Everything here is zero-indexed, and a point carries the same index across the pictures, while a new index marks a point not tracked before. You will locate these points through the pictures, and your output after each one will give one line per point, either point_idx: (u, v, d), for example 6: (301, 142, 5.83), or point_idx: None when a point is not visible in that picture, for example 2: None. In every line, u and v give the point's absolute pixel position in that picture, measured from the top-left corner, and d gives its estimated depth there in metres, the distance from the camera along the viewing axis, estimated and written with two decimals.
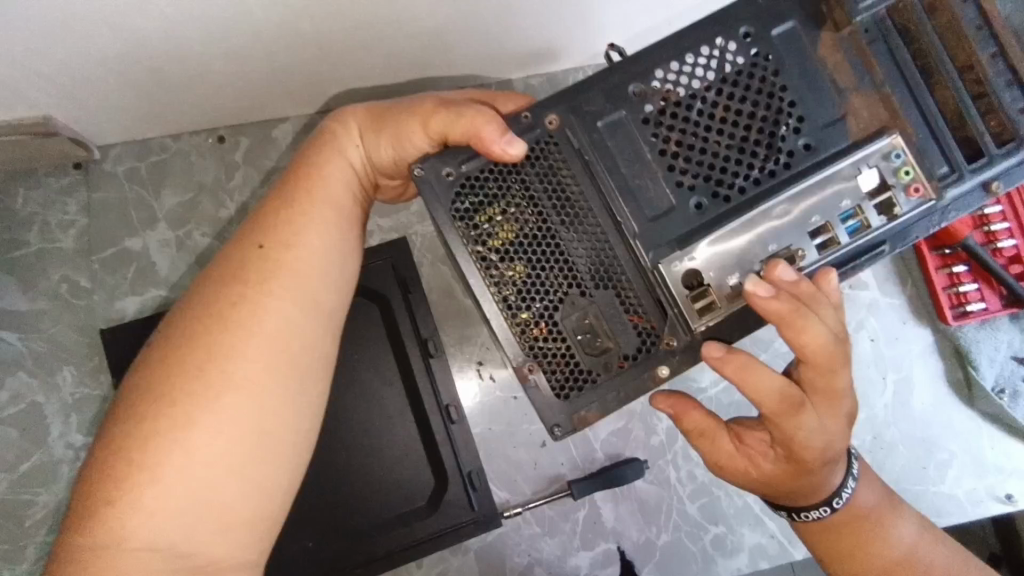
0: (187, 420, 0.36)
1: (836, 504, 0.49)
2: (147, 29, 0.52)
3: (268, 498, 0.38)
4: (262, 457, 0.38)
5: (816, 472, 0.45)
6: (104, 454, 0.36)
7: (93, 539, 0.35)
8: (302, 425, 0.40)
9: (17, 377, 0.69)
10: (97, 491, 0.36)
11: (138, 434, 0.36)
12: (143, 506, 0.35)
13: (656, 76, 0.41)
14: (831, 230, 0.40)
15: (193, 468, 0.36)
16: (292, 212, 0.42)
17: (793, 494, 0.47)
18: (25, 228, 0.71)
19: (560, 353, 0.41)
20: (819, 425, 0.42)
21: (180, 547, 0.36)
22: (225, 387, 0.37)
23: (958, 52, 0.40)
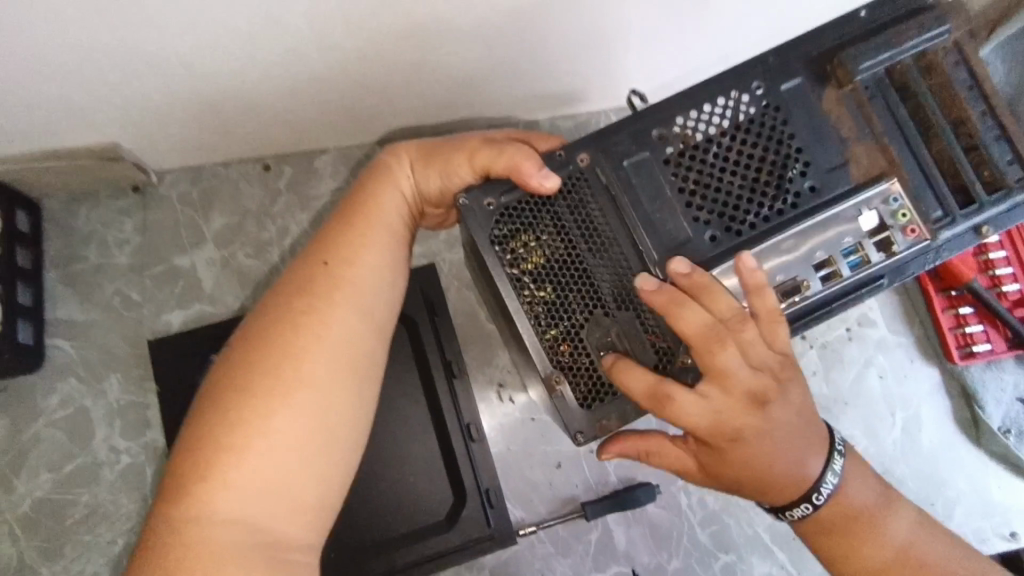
0: (266, 409, 0.41)
1: (819, 500, 0.44)
2: (217, 70, 0.58)
3: (332, 484, 0.42)
4: (331, 445, 0.42)
5: (765, 462, 0.43)
6: (189, 440, 0.41)
7: (180, 515, 0.39)
8: (360, 421, 0.44)
9: (67, 382, 0.74)
10: (184, 472, 0.40)
11: (225, 422, 0.40)
12: (228, 484, 0.39)
13: (677, 122, 0.46)
14: (834, 264, 0.44)
15: (272, 452, 0.40)
16: (353, 235, 0.48)
17: (767, 494, 0.44)
18: (84, 243, 0.77)
19: (585, 367, 0.45)
20: (704, 403, 0.43)
21: (258, 524, 0.40)
22: (299, 382, 0.42)
23: (952, 108, 0.44)
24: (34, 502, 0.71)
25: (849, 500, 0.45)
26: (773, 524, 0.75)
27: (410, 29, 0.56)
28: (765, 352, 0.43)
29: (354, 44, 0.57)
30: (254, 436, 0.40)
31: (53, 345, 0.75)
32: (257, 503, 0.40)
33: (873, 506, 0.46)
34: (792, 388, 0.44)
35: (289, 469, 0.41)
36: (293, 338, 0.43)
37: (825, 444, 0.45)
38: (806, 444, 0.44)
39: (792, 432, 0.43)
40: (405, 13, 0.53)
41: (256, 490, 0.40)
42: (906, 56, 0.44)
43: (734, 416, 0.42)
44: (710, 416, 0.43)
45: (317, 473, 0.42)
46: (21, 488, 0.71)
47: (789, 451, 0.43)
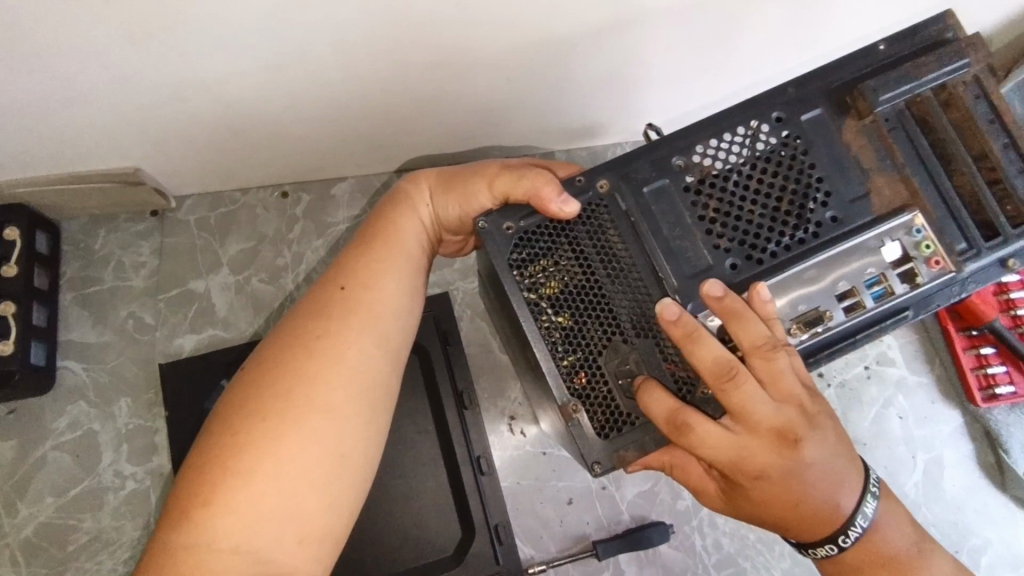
0: (276, 433, 0.40)
1: (846, 543, 0.42)
2: (241, 97, 0.59)
3: (339, 515, 0.41)
4: (339, 472, 0.41)
5: (790, 500, 0.41)
6: (196, 462, 0.40)
7: (181, 541, 0.38)
8: (371, 451, 0.43)
9: (77, 405, 0.74)
10: (188, 496, 0.39)
11: (234, 443, 0.40)
12: (232, 511, 0.38)
13: (697, 151, 0.46)
14: (857, 295, 0.43)
15: (278, 478, 0.39)
16: (372, 260, 0.48)
17: (792, 529, 0.43)
18: (101, 266, 0.78)
19: (602, 395, 0.44)
20: (725, 436, 0.41)
21: (259, 555, 0.38)
22: (311, 406, 0.41)
23: (974, 142, 0.44)
24: (35, 526, 0.70)
25: (881, 545, 0.43)
26: (792, 569, 0.72)
27: (432, 61, 0.57)
28: (797, 381, 0.42)
29: (376, 74, 0.58)
30: (262, 461, 0.39)
31: (64, 367, 0.75)
32: (260, 532, 0.38)
33: (905, 555, 0.43)
34: (825, 423, 0.42)
35: (296, 498, 0.39)
36: (307, 361, 0.43)
37: (859, 484, 0.43)
38: (837, 483, 0.42)
39: (823, 471, 0.41)
40: (428, 45, 0.54)
41: (260, 518, 0.38)
42: (926, 89, 0.44)
43: (758, 453, 0.41)
44: (732, 451, 0.41)
45: (324, 503, 0.40)
46: (24, 512, 0.70)
47: (820, 489, 0.41)
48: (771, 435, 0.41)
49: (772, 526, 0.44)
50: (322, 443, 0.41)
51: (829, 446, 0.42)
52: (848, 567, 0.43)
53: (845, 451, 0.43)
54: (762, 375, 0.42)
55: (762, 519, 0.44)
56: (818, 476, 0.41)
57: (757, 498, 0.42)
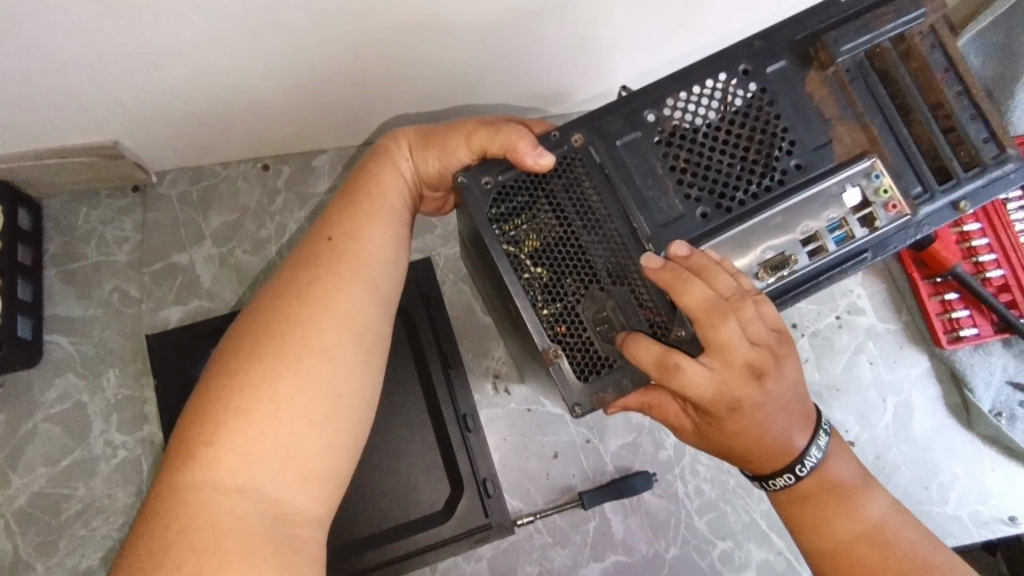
0: (274, 375, 0.42)
1: (802, 472, 0.45)
2: (218, 66, 0.59)
3: (340, 456, 0.43)
4: (337, 414, 0.43)
5: (758, 430, 0.44)
6: (196, 407, 0.41)
7: (187, 481, 0.39)
8: (368, 394, 0.45)
9: (65, 378, 0.74)
10: (190, 439, 0.40)
11: (232, 387, 0.41)
12: (236, 450, 0.40)
13: (667, 105, 0.47)
14: (820, 239, 0.46)
15: (280, 419, 0.41)
16: (356, 213, 0.49)
17: (753, 461, 0.46)
18: (84, 242, 0.78)
19: (581, 341, 0.46)
20: (703, 372, 0.43)
21: (264, 493, 0.40)
22: (308, 350, 0.43)
23: (932, 92, 0.46)
24: (29, 496, 0.71)
25: (831, 475, 0.46)
26: (770, 511, 0.75)
27: (408, 26, 0.57)
28: (763, 325, 0.44)
29: (354, 41, 0.58)
30: (262, 403, 0.41)
31: (51, 341, 0.75)
32: (264, 471, 0.40)
33: (851, 483, 0.46)
34: (789, 360, 0.45)
35: (296, 437, 0.41)
36: (300, 307, 0.44)
37: (812, 422, 0.46)
38: (794, 421, 0.45)
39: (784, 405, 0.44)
40: (405, 9, 0.55)
41: (263, 458, 0.40)
42: (885, 39, 0.46)
43: (733, 387, 0.43)
44: (709, 384, 0.43)
45: (325, 443, 0.42)
46: (18, 483, 0.71)
47: (780, 422, 0.44)
48: (741, 370, 0.43)
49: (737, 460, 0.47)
50: (320, 385, 0.42)
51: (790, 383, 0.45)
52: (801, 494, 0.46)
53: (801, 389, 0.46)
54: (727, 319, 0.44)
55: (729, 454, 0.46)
56: (778, 409, 0.44)
57: (728, 431, 0.45)
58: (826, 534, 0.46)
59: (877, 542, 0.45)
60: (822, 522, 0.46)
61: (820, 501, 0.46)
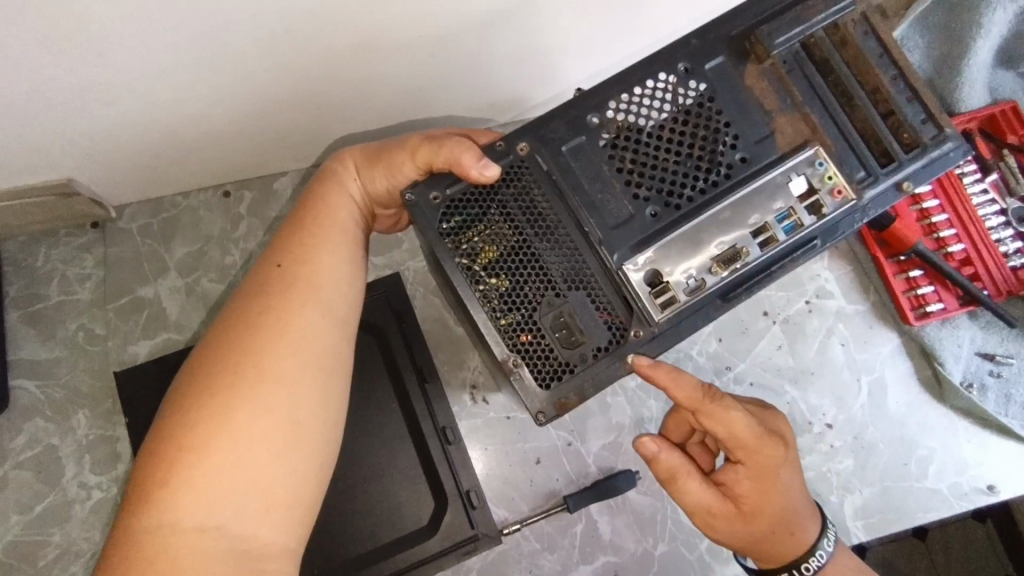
0: (229, 408, 0.41)
1: (827, 550, 0.56)
2: (166, 98, 0.59)
3: (304, 486, 0.42)
4: (297, 442, 0.42)
5: (781, 502, 0.54)
6: (153, 446, 0.41)
7: (146, 524, 0.39)
8: (330, 420, 0.44)
9: (34, 422, 0.73)
10: (147, 481, 0.40)
11: (187, 424, 0.41)
12: (194, 488, 0.39)
13: (610, 107, 0.48)
14: (769, 230, 0.46)
15: (238, 452, 0.41)
16: (306, 237, 0.49)
17: (779, 548, 0.55)
18: (45, 282, 0.77)
19: (541, 348, 0.46)
20: (729, 429, 0.53)
21: (227, 530, 0.40)
22: (262, 379, 0.43)
23: (869, 77, 0.47)
24: (5, 545, 0.70)
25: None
26: None
27: (353, 43, 0.57)
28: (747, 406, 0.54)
29: (300, 62, 0.58)
30: (218, 438, 0.40)
31: (17, 386, 0.74)
32: (225, 506, 0.40)
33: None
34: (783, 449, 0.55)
35: (256, 470, 0.41)
36: (253, 336, 0.44)
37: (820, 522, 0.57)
38: (805, 512, 0.56)
39: (796, 480, 0.55)
40: (347, 29, 0.55)
41: (223, 494, 0.40)
42: (818, 29, 0.47)
43: (751, 441, 0.53)
44: (735, 437, 0.53)
45: (288, 472, 0.42)
46: None
47: (800, 501, 0.55)
48: (760, 442, 0.54)
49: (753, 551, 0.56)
50: (277, 414, 0.42)
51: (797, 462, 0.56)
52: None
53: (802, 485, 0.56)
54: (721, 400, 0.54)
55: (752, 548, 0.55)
56: (791, 486, 0.55)
57: (763, 501, 0.54)
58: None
59: None
60: None
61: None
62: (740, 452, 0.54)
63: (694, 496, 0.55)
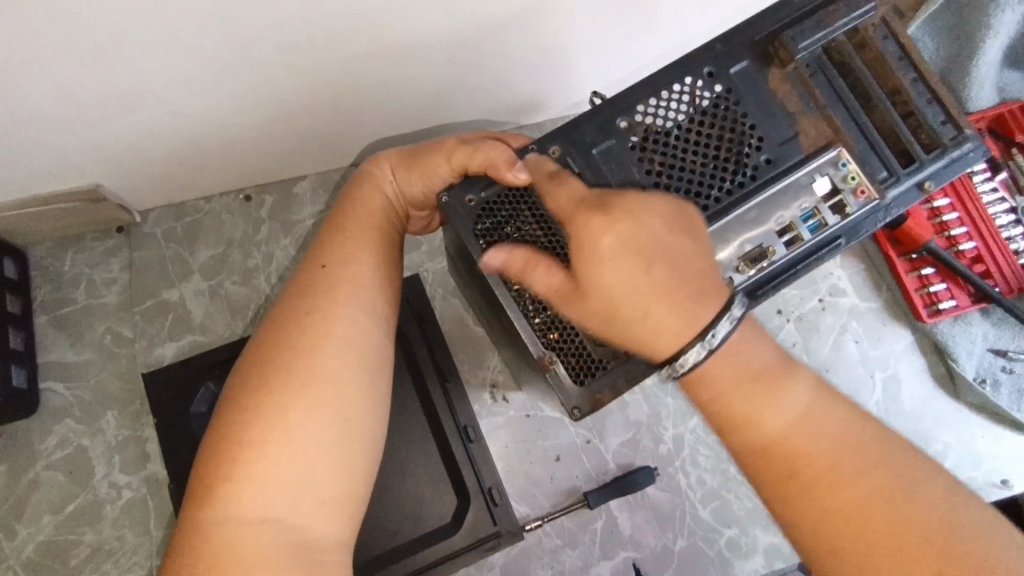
0: (282, 404, 0.43)
1: (713, 342, 0.41)
2: (195, 104, 0.60)
3: (356, 480, 0.44)
4: (346, 436, 0.44)
5: (634, 291, 0.42)
6: (212, 444, 0.43)
7: (210, 517, 0.41)
8: (376, 414, 0.46)
9: (64, 424, 0.74)
10: (209, 476, 0.42)
11: (243, 420, 0.42)
12: (252, 482, 0.41)
13: (638, 111, 0.49)
14: (795, 229, 0.48)
15: (291, 447, 0.42)
16: (347, 239, 0.50)
17: (647, 335, 0.42)
18: (72, 286, 0.78)
19: (574, 346, 0.48)
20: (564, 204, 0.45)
21: (285, 523, 0.41)
22: (312, 376, 0.44)
23: (888, 80, 0.49)
24: (37, 545, 0.71)
25: (785, 417, 0.42)
26: None
27: (377, 50, 0.59)
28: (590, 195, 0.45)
29: (325, 68, 0.60)
30: (272, 434, 0.42)
31: (47, 389, 0.75)
32: (282, 501, 0.41)
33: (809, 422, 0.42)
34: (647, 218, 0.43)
35: (309, 464, 0.42)
36: (300, 334, 0.45)
37: (723, 296, 0.43)
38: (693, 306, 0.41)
39: (668, 244, 0.43)
40: (373, 34, 0.56)
41: (279, 488, 0.41)
42: (839, 34, 0.48)
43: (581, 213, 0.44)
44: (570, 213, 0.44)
45: (339, 466, 0.43)
46: (24, 533, 0.71)
47: (674, 285, 0.42)
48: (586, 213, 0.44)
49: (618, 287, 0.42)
50: (327, 409, 0.43)
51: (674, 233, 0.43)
52: (714, 382, 0.43)
53: (695, 281, 0.42)
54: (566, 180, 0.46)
55: (611, 270, 0.42)
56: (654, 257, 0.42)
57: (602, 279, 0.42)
58: (799, 493, 0.42)
59: (806, 431, 0.42)
60: (746, 419, 0.43)
61: (736, 391, 0.43)
62: (579, 215, 0.44)
63: (544, 286, 0.44)
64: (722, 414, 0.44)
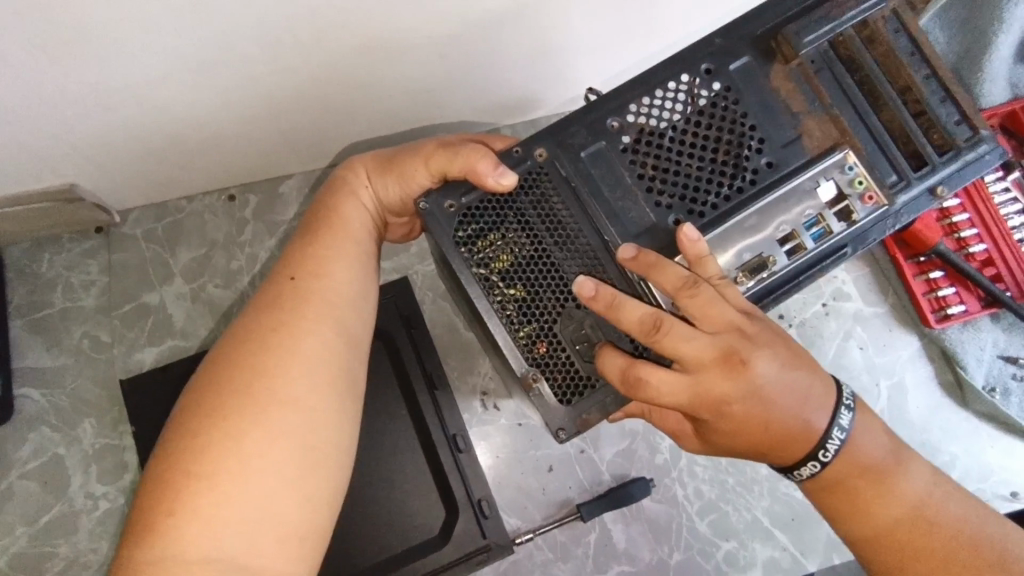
0: (241, 430, 0.41)
1: (826, 458, 0.42)
2: (174, 100, 0.57)
3: (317, 514, 0.42)
4: (309, 466, 0.42)
5: (768, 429, 0.42)
6: (158, 472, 0.40)
7: (150, 556, 0.38)
8: (343, 443, 0.44)
9: (39, 431, 0.72)
10: (153, 509, 0.39)
11: (195, 447, 0.40)
12: (200, 517, 0.38)
13: (631, 110, 0.46)
14: (797, 238, 0.45)
15: (248, 478, 0.40)
16: (318, 249, 0.48)
17: (776, 455, 0.43)
18: (49, 289, 0.75)
19: (561, 362, 0.45)
20: (689, 339, 0.41)
21: (234, 562, 0.38)
22: (273, 401, 0.42)
23: (899, 76, 0.46)
24: (10, 557, 0.69)
25: (866, 454, 0.44)
26: (772, 507, 0.74)
27: (362, 45, 0.56)
28: (727, 308, 0.42)
29: (308, 64, 0.56)
30: (227, 463, 0.40)
31: (22, 396, 0.73)
32: (234, 538, 0.38)
33: (886, 462, 0.44)
34: (768, 339, 0.42)
35: (267, 496, 0.40)
36: (265, 354, 0.43)
37: (832, 399, 0.43)
38: (806, 398, 0.42)
39: (796, 377, 0.42)
40: (356, 29, 0.53)
41: (231, 523, 0.39)
42: (846, 28, 0.45)
43: (717, 352, 0.41)
44: (702, 354, 0.41)
45: (299, 499, 0.41)
46: None
47: (787, 407, 0.42)
48: (716, 366, 0.41)
49: (760, 403, 0.41)
50: (289, 436, 0.41)
51: (789, 358, 0.42)
52: (835, 485, 0.44)
53: (799, 363, 0.42)
54: (666, 288, 0.42)
55: (736, 390, 0.41)
56: (774, 390, 0.41)
57: (724, 429, 0.43)
58: (863, 520, 0.44)
59: (922, 523, 0.43)
60: (855, 510, 0.44)
61: (853, 490, 0.43)
62: (678, 347, 0.41)
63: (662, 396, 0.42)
64: (837, 506, 0.44)
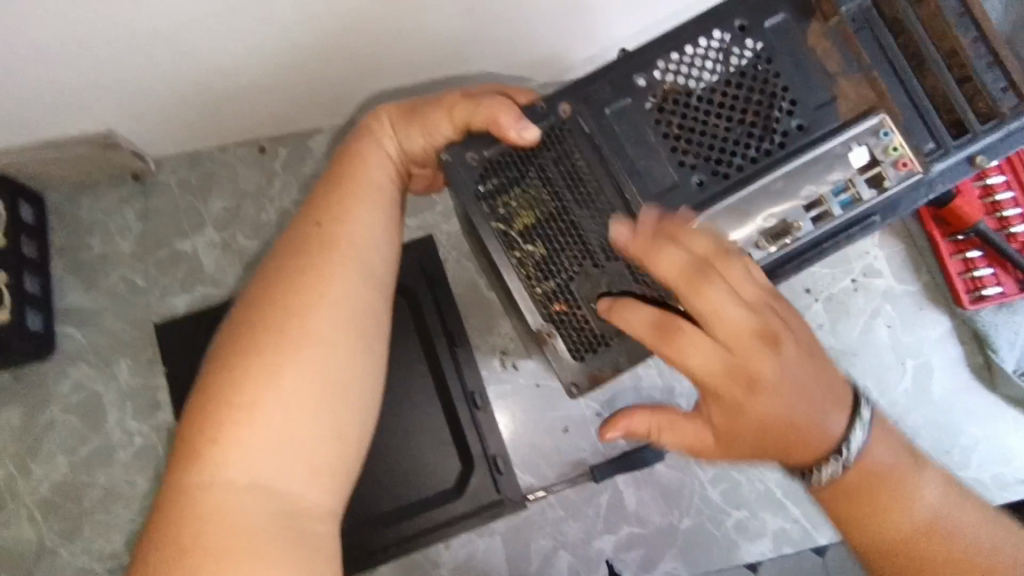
0: (274, 365, 0.42)
1: (844, 458, 0.41)
2: (206, 47, 0.57)
3: (347, 447, 0.43)
4: (337, 400, 0.43)
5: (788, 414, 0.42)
6: (198, 403, 0.42)
7: (196, 480, 0.40)
8: (370, 380, 0.45)
9: (78, 368, 0.75)
10: (196, 437, 0.41)
11: (232, 380, 0.42)
12: (240, 446, 0.40)
13: (658, 67, 0.45)
14: (825, 204, 0.44)
15: (282, 410, 0.41)
16: (343, 196, 0.49)
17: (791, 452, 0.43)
18: (88, 233, 0.78)
19: (579, 320, 0.46)
20: (729, 306, 0.41)
21: (272, 490, 0.40)
22: (303, 339, 0.43)
23: (943, 38, 0.44)
24: (52, 484, 0.73)
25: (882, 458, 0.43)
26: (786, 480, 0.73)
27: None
28: (756, 285, 0.42)
29: (339, 15, 0.56)
30: (262, 396, 0.41)
31: (63, 334, 0.76)
32: (273, 466, 0.41)
33: (901, 466, 0.43)
34: (794, 324, 0.43)
35: (300, 428, 0.41)
36: (294, 294, 0.44)
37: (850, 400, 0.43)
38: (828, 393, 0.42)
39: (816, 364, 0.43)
40: None
41: (270, 452, 0.41)
42: None
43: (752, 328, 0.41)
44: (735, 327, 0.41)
45: (330, 432, 0.42)
46: (41, 472, 0.73)
47: (808, 402, 0.42)
48: (748, 341, 0.41)
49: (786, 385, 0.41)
50: (318, 371, 0.43)
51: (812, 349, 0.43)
52: (851, 490, 0.42)
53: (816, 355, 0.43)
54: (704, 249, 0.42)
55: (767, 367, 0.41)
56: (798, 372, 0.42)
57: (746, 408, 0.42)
58: (876, 528, 0.42)
59: (937, 533, 0.42)
60: (870, 516, 0.42)
61: (869, 495, 0.42)
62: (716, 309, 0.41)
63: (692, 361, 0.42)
64: (850, 514, 0.43)
